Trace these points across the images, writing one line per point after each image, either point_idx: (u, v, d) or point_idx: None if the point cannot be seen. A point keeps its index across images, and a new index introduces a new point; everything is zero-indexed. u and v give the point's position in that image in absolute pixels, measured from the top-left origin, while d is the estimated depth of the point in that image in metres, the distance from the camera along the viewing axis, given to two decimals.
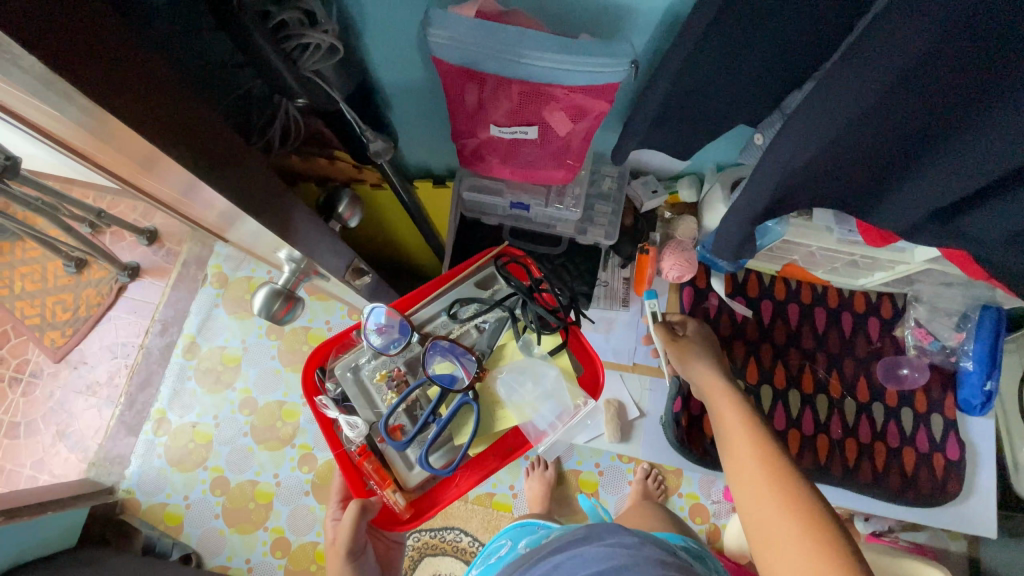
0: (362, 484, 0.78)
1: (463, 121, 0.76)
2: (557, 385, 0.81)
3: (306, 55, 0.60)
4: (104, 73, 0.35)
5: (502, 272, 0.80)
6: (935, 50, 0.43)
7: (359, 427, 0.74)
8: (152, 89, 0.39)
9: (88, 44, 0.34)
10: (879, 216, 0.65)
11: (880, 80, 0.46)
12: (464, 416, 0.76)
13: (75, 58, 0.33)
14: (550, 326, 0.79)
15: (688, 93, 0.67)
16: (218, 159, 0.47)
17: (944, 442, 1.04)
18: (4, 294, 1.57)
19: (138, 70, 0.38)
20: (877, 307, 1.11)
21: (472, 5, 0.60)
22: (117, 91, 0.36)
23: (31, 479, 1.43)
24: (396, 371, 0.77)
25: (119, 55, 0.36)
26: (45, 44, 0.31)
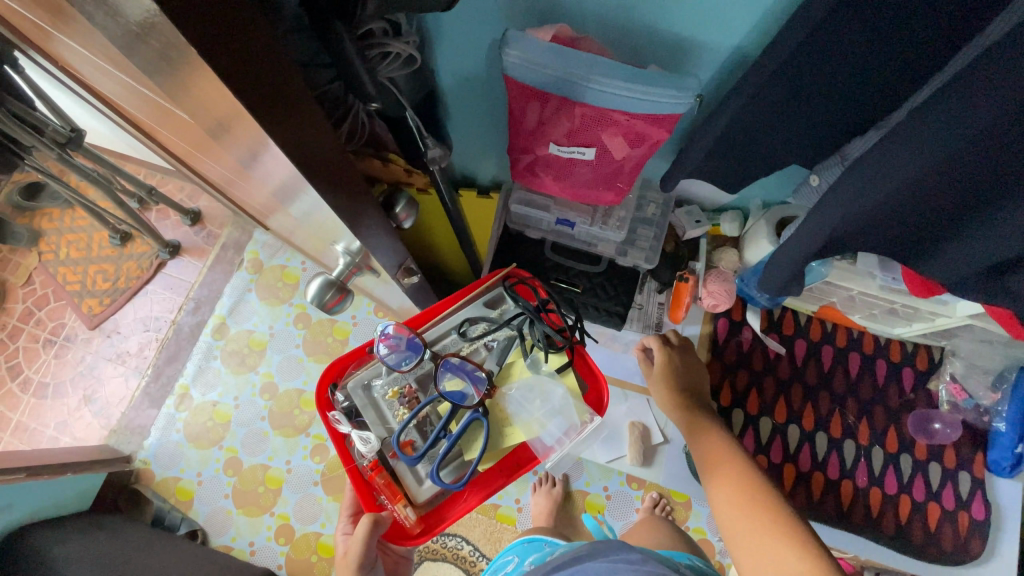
0: (372, 499, 0.80)
1: (522, 137, 0.78)
2: (565, 403, 0.81)
3: (385, 62, 0.64)
4: (247, 72, 0.38)
5: (511, 292, 0.82)
6: (1007, 123, 0.44)
7: (371, 442, 0.75)
8: (272, 82, 0.41)
9: (241, 46, 0.37)
10: (927, 267, 0.66)
11: (951, 136, 0.47)
12: (473, 431, 0.77)
13: (229, 56, 0.36)
14: (557, 345, 0.80)
15: (745, 131, 0.68)
16: (310, 157, 0.49)
17: (970, 501, 1.02)
18: (49, 258, 1.63)
19: (270, 70, 0.41)
20: (912, 357, 1.10)
21: (548, 30, 0.63)
22: (255, 89, 0.39)
23: (53, 439, 1.47)
24: (408, 388, 0.78)
25: (258, 55, 0.39)
26: (211, 44, 0.34)
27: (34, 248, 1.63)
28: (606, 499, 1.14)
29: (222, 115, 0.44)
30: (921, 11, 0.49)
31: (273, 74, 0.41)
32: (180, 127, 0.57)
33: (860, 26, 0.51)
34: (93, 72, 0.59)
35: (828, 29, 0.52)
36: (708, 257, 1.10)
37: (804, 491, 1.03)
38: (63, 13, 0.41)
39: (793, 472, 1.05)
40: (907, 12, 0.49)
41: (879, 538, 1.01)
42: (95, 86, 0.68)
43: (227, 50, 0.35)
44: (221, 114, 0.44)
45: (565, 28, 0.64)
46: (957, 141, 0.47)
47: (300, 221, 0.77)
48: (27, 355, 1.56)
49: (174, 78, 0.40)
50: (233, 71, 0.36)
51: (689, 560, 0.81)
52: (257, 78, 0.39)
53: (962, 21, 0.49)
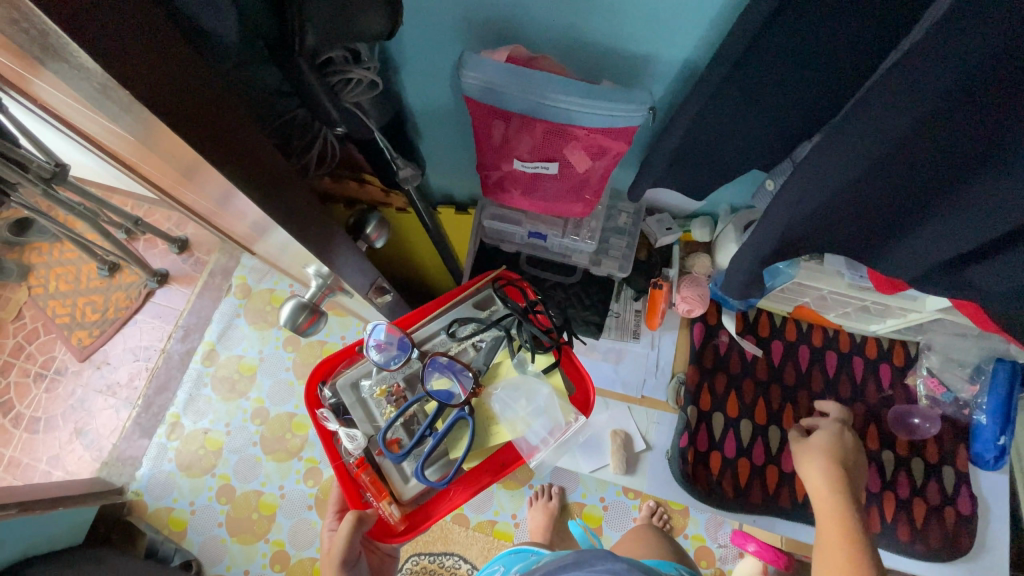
0: (358, 496, 0.79)
1: (488, 154, 0.80)
2: (551, 403, 0.81)
3: (348, 87, 0.65)
4: (184, 107, 0.38)
5: (500, 294, 0.83)
6: (930, 119, 0.46)
7: (358, 440, 0.75)
8: (213, 111, 0.41)
9: (174, 82, 0.37)
10: (889, 265, 0.67)
11: (885, 135, 0.49)
12: (460, 430, 0.77)
13: (162, 93, 0.36)
14: (544, 345, 0.81)
15: (702, 139, 0.70)
16: (264, 183, 0.49)
17: (956, 495, 1.02)
18: (39, 292, 1.64)
19: (211, 103, 0.41)
20: (890, 353, 1.11)
21: (503, 51, 0.64)
22: (196, 123, 0.40)
23: (45, 474, 1.47)
24: (395, 386, 0.78)
25: (196, 90, 0.39)
26: (138, 83, 0.34)
27: (23, 282, 1.64)
28: (603, 510, 1.14)
29: (174, 150, 0.45)
30: (852, 18, 0.51)
31: (212, 104, 0.41)
32: (148, 158, 0.58)
33: (798, 35, 0.53)
34: (64, 109, 0.61)
35: (769, 37, 0.54)
36: (682, 263, 1.11)
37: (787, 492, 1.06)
38: (24, 58, 0.43)
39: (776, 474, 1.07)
40: (838, 22, 0.51)
41: (869, 538, 1.00)
42: (71, 121, 0.69)
43: (155, 80, 0.36)
44: (171, 147, 0.45)
45: (519, 49, 0.65)
46: (895, 138, 0.49)
47: (276, 245, 0.78)
48: (18, 391, 1.55)
49: (121, 113, 0.41)
50: (166, 102, 0.37)
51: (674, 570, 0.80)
52: (196, 110, 0.39)
53: (892, 24, 0.51)
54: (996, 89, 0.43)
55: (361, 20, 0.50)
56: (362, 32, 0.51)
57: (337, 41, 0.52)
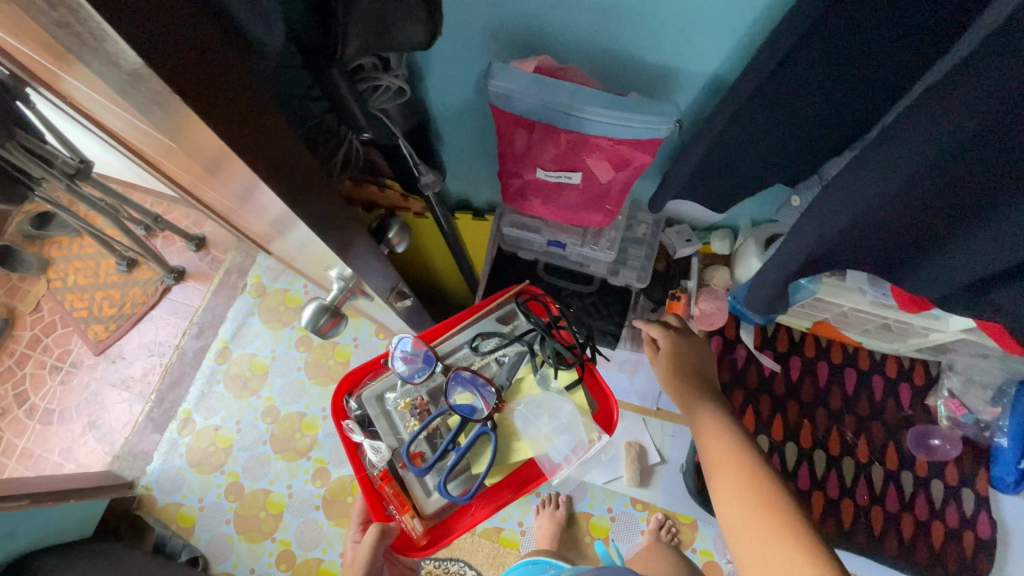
0: (381, 509, 0.80)
1: (510, 162, 0.80)
2: (573, 419, 0.81)
3: (376, 94, 0.65)
4: (229, 114, 0.39)
5: (523, 309, 0.82)
6: (965, 141, 0.46)
7: (383, 452, 0.75)
8: (254, 114, 0.42)
9: (221, 90, 0.37)
10: (915, 284, 0.66)
11: (918, 156, 0.48)
12: (483, 445, 0.76)
13: (210, 100, 0.37)
14: (567, 362, 0.80)
15: (727, 153, 0.70)
16: (298, 185, 0.50)
17: (976, 518, 1.00)
18: (57, 285, 1.67)
19: (254, 109, 0.41)
20: (910, 372, 1.09)
21: (531, 61, 0.65)
22: (239, 129, 0.40)
23: (57, 466, 1.48)
24: (419, 400, 0.79)
25: (241, 96, 0.40)
26: (188, 90, 0.35)
27: (42, 276, 1.67)
28: (610, 520, 1.13)
29: (214, 153, 0.46)
30: (887, 36, 0.50)
31: (255, 109, 0.42)
32: (179, 159, 0.59)
33: (830, 52, 0.53)
34: (99, 110, 0.62)
35: (800, 54, 0.54)
36: (700, 276, 1.12)
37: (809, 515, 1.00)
38: (67, 59, 0.44)
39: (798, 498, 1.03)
40: (873, 40, 0.51)
41: (885, 560, 0.98)
42: (104, 121, 0.71)
43: (205, 87, 0.36)
44: (209, 148, 0.45)
45: (548, 60, 0.66)
46: (926, 160, 0.48)
47: (297, 246, 0.79)
48: (33, 382, 1.57)
49: (164, 117, 0.41)
50: (212, 108, 0.37)
51: None
52: (240, 116, 0.40)
53: (928, 43, 0.50)
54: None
55: (402, 28, 0.51)
56: (404, 41, 0.52)
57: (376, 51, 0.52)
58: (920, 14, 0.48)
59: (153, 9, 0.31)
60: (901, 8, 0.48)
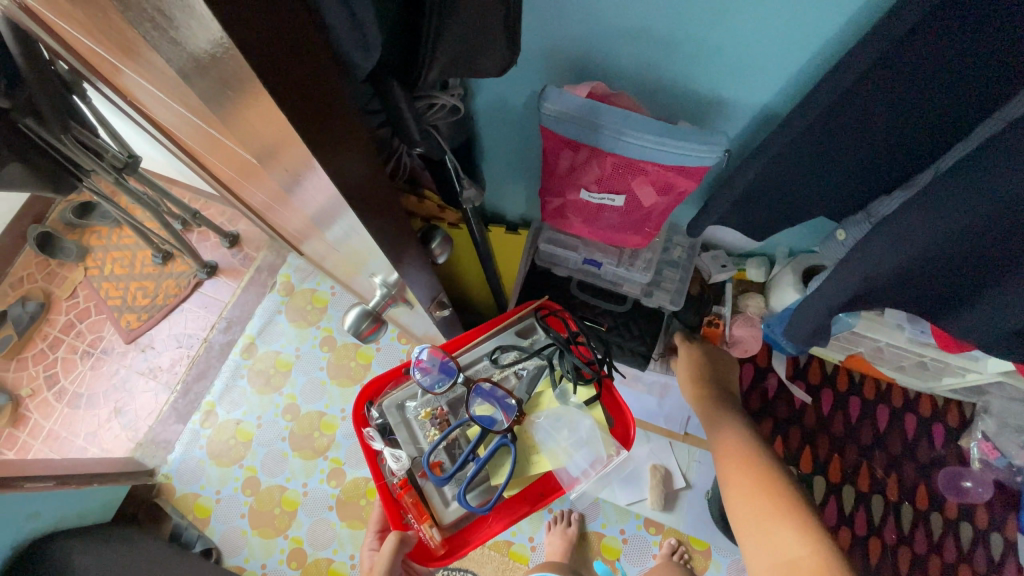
0: (399, 518, 0.82)
1: (554, 182, 0.82)
2: (592, 434, 0.81)
3: (432, 111, 0.68)
4: (325, 129, 0.40)
5: (542, 324, 0.84)
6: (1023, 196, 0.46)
7: (403, 461, 0.77)
8: (343, 130, 0.43)
9: (319, 107, 0.39)
10: (956, 325, 0.66)
11: (977, 201, 0.48)
12: (501, 457, 0.77)
13: (311, 120, 0.38)
14: (585, 377, 0.80)
15: (771, 184, 0.70)
16: (365, 194, 0.51)
17: (1005, 565, 0.98)
18: (94, 273, 1.72)
19: (341, 125, 0.43)
20: (943, 413, 1.08)
21: (585, 86, 0.67)
22: (328, 144, 0.41)
23: (81, 449, 1.52)
24: (439, 410, 0.80)
25: (332, 113, 0.41)
26: (297, 110, 0.36)
27: (80, 263, 1.73)
28: (622, 543, 1.13)
29: (292, 163, 0.48)
30: (946, 82, 0.51)
31: (342, 126, 0.43)
32: (240, 163, 0.61)
33: (886, 93, 0.53)
34: (166, 113, 0.65)
35: (855, 95, 0.54)
36: (733, 303, 1.11)
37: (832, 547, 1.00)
38: (160, 73, 0.46)
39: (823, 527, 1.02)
40: (931, 84, 0.52)
41: None
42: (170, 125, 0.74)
43: (305, 104, 0.37)
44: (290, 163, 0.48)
45: (601, 86, 0.67)
46: (980, 208, 0.48)
47: (339, 249, 0.81)
48: (64, 366, 1.62)
49: (250, 128, 0.44)
50: (308, 123, 0.38)
51: None
52: (331, 131, 0.41)
53: (986, 93, 0.51)
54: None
55: (484, 57, 0.53)
56: (484, 69, 0.54)
57: (458, 76, 0.54)
58: (981, 66, 0.48)
59: (281, 36, 0.33)
60: (962, 58, 0.48)
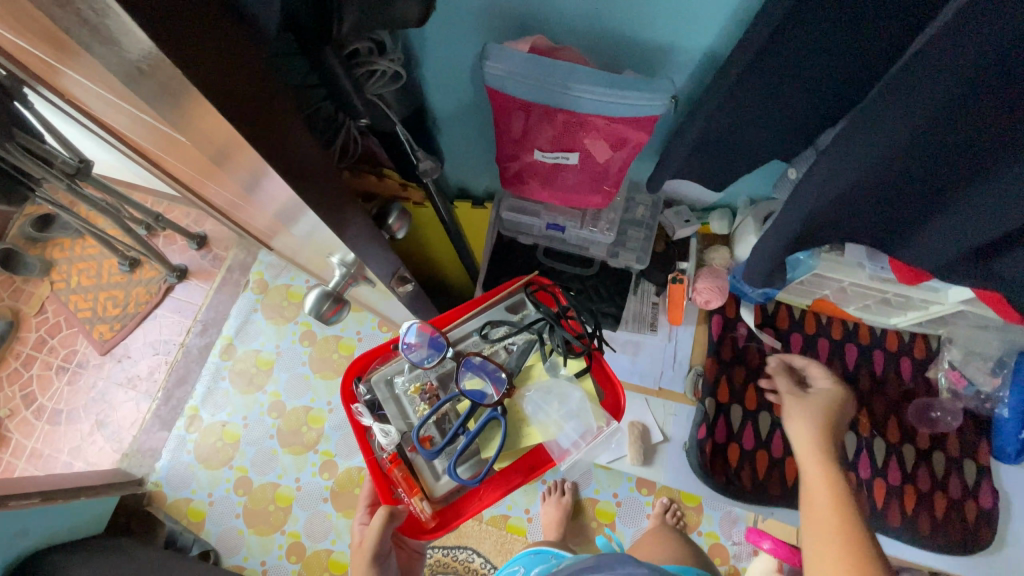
0: (389, 493, 0.79)
1: (508, 146, 0.81)
2: (582, 406, 0.80)
3: (372, 79, 0.66)
4: (226, 84, 0.39)
5: (531, 298, 0.81)
6: (958, 94, 0.47)
7: (392, 435, 0.76)
8: (253, 88, 0.42)
9: (216, 60, 0.38)
10: (909, 253, 0.68)
11: (921, 101, 0.48)
12: (491, 430, 0.77)
13: (205, 73, 0.37)
14: (576, 350, 0.79)
15: (724, 130, 0.70)
16: (294, 160, 0.49)
17: (977, 488, 1.02)
18: (61, 287, 1.67)
19: (250, 83, 0.41)
20: (910, 347, 1.10)
21: (526, 41, 0.65)
22: (234, 102, 0.40)
23: (67, 465, 1.50)
24: (429, 385, 0.79)
25: (236, 69, 0.40)
26: (189, 60, 0.35)
27: (46, 277, 1.68)
28: (617, 505, 1.17)
29: (224, 144, 0.47)
30: (882, 6, 0.50)
31: (252, 84, 0.42)
32: (183, 152, 0.59)
33: (820, 26, 0.53)
34: (98, 104, 0.63)
35: (790, 27, 0.54)
36: (699, 257, 1.12)
37: None
38: (74, 55, 0.44)
39: (794, 467, 1.05)
40: (865, 13, 0.51)
41: (889, 531, 0.99)
42: (107, 119, 0.71)
43: (200, 58, 0.36)
44: (218, 138, 0.46)
45: (542, 39, 0.66)
46: (922, 113, 0.49)
47: (300, 238, 0.79)
48: (40, 383, 1.58)
49: (172, 107, 0.42)
50: (201, 71, 0.36)
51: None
52: (235, 87, 0.40)
53: (920, 15, 0.50)
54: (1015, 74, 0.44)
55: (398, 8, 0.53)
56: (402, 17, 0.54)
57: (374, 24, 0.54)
58: None
59: None
60: None
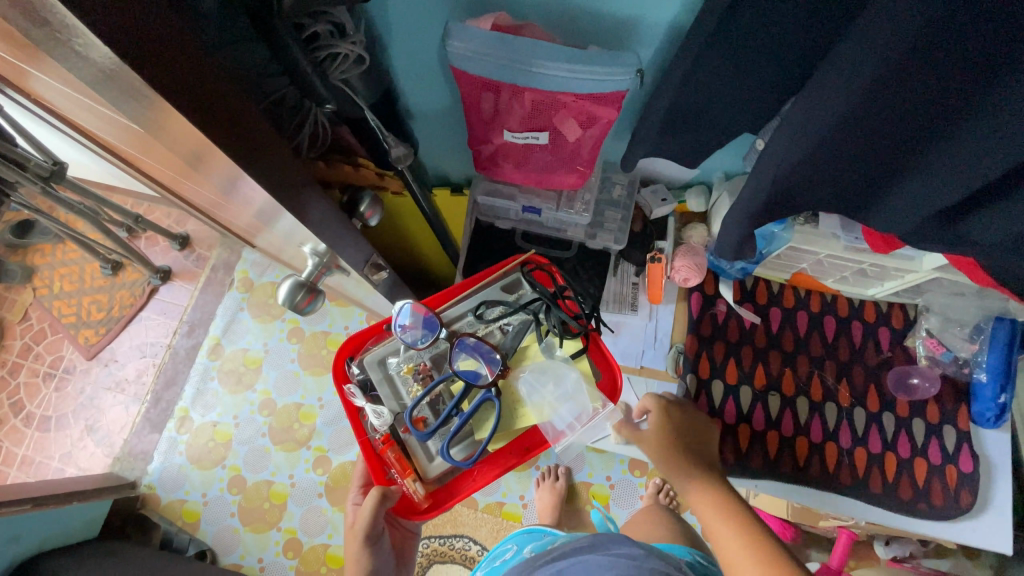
0: (383, 472, 0.80)
1: (478, 127, 0.80)
2: (578, 387, 0.81)
3: (334, 64, 0.65)
4: (164, 65, 0.38)
5: (528, 278, 0.81)
6: (916, 47, 0.46)
7: (384, 416, 0.75)
8: (196, 69, 0.41)
9: (151, 39, 0.37)
10: (881, 219, 0.68)
11: (878, 58, 0.48)
12: (485, 411, 0.76)
13: (139, 52, 0.36)
14: (572, 331, 0.79)
15: (693, 103, 0.70)
16: (246, 143, 0.48)
17: (957, 454, 1.03)
18: (43, 293, 1.65)
19: (192, 62, 0.41)
20: (888, 316, 1.11)
21: (488, 19, 0.65)
22: (174, 83, 0.39)
23: (58, 471, 1.49)
24: (422, 365, 0.78)
25: (176, 50, 0.39)
26: (119, 39, 0.34)
27: (27, 284, 1.65)
28: (610, 488, 1.19)
29: (173, 131, 0.46)
30: None
31: (195, 65, 0.41)
32: (157, 153, 0.58)
33: None
34: (56, 98, 0.61)
35: None
36: (677, 235, 1.12)
37: (790, 457, 1.04)
38: (19, 44, 0.43)
39: (777, 438, 1.06)
40: None
41: (871, 499, 1.01)
42: (70, 117, 0.70)
43: (136, 37, 0.36)
44: (166, 125, 0.45)
45: (504, 16, 0.65)
46: (880, 70, 0.49)
47: (277, 233, 0.79)
48: (28, 391, 1.57)
49: (116, 93, 0.41)
50: (135, 51, 0.36)
51: (689, 555, 0.80)
52: (175, 68, 0.39)
53: None
54: (964, 31, 0.44)
55: None
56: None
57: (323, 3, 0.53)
58: None
59: None
60: None
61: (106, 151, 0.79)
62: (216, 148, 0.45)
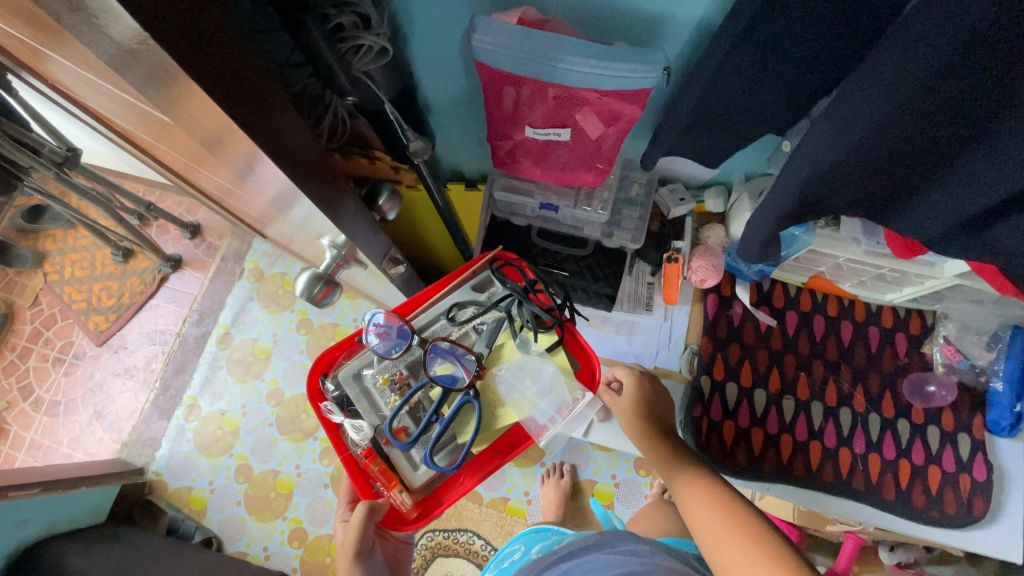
0: (368, 487, 0.78)
1: (500, 123, 0.80)
2: (556, 380, 0.81)
3: (359, 56, 0.64)
4: (193, 43, 0.38)
5: (498, 274, 0.80)
6: (958, 54, 0.45)
7: (364, 430, 0.74)
8: (223, 52, 0.41)
9: (180, 19, 0.36)
10: (907, 224, 0.68)
11: (917, 64, 0.47)
12: (466, 414, 0.76)
13: (170, 29, 0.35)
14: (546, 324, 0.79)
15: (719, 103, 0.69)
16: (270, 130, 0.48)
17: (971, 462, 1.02)
18: (55, 278, 1.65)
19: (222, 43, 0.40)
20: (905, 322, 1.10)
21: (514, 13, 0.64)
22: (202, 63, 0.39)
23: (66, 456, 1.49)
24: (398, 374, 0.77)
25: (205, 32, 0.39)
26: (149, 15, 0.34)
27: (39, 269, 1.65)
28: (615, 487, 1.20)
29: (203, 119, 0.45)
30: None
31: (224, 47, 0.41)
32: (174, 139, 0.58)
33: None
34: (75, 83, 0.61)
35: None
36: (694, 236, 1.12)
37: (803, 461, 1.04)
38: (46, 28, 0.43)
39: (791, 442, 1.05)
40: None
41: (882, 505, 1.01)
42: (88, 103, 0.69)
43: (168, 16, 0.35)
44: (194, 112, 0.45)
45: (530, 11, 0.65)
46: (919, 76, 0.48)
47: (293, 224, 0.78)
48: (37, 375, 1.57)
49: (147, 81, 0.41)
50: (167, 32, 0.35)
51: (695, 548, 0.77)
52: (205, 50, 0.39)
53: None
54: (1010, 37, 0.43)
55: None
56: None
57: None
58: None
59: None
60: None
61: (120, 137, 0.78)
62: (241, 134, 0.45)
